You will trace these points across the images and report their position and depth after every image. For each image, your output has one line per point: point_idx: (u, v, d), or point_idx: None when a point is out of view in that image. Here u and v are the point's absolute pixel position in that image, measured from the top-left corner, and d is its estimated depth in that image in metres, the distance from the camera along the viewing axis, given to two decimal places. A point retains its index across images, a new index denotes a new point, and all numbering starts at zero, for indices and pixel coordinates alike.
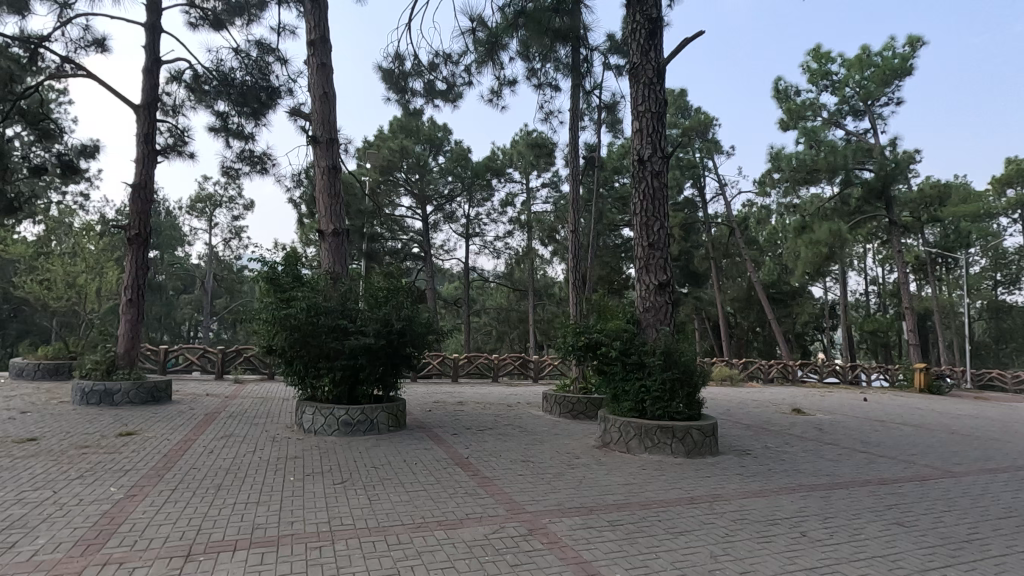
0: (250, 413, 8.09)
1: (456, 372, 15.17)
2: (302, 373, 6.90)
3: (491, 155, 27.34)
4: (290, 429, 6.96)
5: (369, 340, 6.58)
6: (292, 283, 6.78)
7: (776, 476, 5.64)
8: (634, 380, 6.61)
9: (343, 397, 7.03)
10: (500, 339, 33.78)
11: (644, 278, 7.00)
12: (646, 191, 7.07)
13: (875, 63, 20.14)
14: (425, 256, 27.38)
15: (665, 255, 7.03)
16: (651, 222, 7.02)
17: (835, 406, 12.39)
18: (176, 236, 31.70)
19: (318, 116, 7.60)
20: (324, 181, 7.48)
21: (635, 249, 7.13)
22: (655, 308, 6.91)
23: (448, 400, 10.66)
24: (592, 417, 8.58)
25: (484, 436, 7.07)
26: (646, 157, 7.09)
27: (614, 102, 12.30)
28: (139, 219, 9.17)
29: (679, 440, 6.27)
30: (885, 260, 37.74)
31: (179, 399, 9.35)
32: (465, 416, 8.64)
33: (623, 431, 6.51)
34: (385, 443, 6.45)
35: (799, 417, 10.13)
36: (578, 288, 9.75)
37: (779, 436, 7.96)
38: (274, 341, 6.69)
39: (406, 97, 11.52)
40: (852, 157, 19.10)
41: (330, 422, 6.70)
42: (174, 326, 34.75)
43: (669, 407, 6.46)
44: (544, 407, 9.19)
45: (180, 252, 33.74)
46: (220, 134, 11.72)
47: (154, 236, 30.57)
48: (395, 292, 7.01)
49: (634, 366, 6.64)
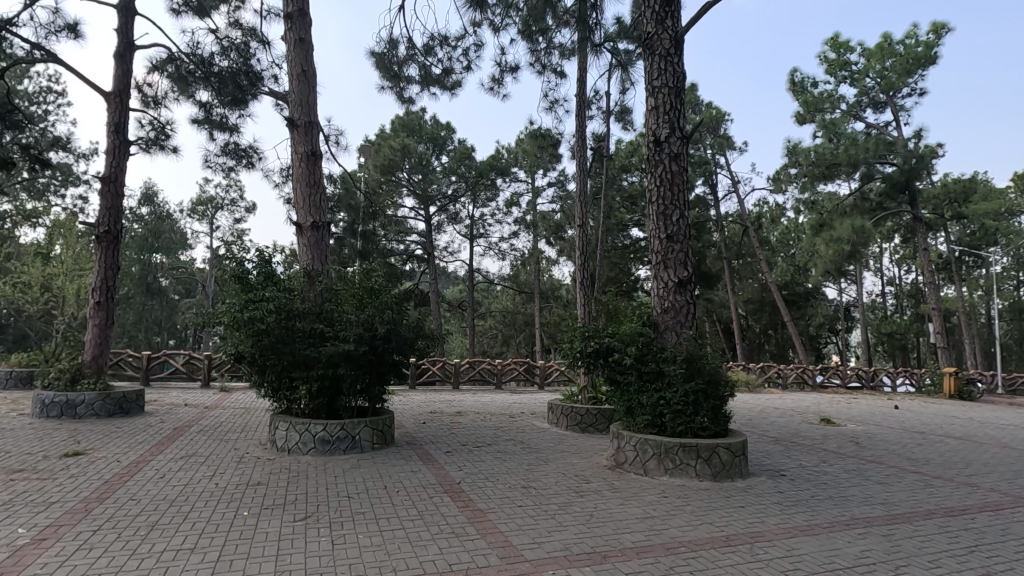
0: (223, 427, 7.30)
1: (457, 379, 14.39)
2: (275, 384, 6.11)
3: (496, 154, 26.58)
4: (261, 448, 6.16)
5: (348, 347, 5.77)
6: (261, 282, 5.94)
7: (821, 507, 4.79)
8: (652, 392, 5.77)
9: (322, 412, 6.24)
10: (506, 343, 32.94)
11: (662, 275, 6.16)
12: (663, 176, 6.24)
13: (897, 51, 19.21)
14: (428, 257, 26.63)
15: (685, 248, 6.19)
16: (668, 212, 6.20)
17: (865, 414, 11.47)
18: (176, 239, 31.17)
19: (296, 97, 6.86)
20: (303, 169, 6.74)
21: (649, 242, 6.31)
22: (674, 309, 6.06)
23: (445, 410, 9.85)
24: (602, 431, 7.75)
25: (481, 454, 6.26)
26: (663, 138, 6.27)
27: (623, 89, 11.47)
28: (108, 215, 8.46)
29: (704, 461, 5.42)
30: (902, 259, 36.57)
31: (152, 410, 8.59)
32: (462, 429, 7.82)
33: (640, 450, 5.67)
34: (367, 464, 5.66)
35: (830, 428, 9.23)
36: (587, 288, 8.93)
37: (814, 453, 7.07)
38: (241, 348, 5.88)
39: (401, 85, 10.78)
40: (874, 150, 18.17)
41: (305, 440, 5.91)
42: (175, 331, 34.18)
43: (692, 422, 5.61)
44: (549, 419, 8.37)
45: (181, 255, 33.19)
46: (204, 126, 11.03)
47: (153, 239, 30.01)
48: (381, 291, 6.22)
49: (651, 375, 5.82)
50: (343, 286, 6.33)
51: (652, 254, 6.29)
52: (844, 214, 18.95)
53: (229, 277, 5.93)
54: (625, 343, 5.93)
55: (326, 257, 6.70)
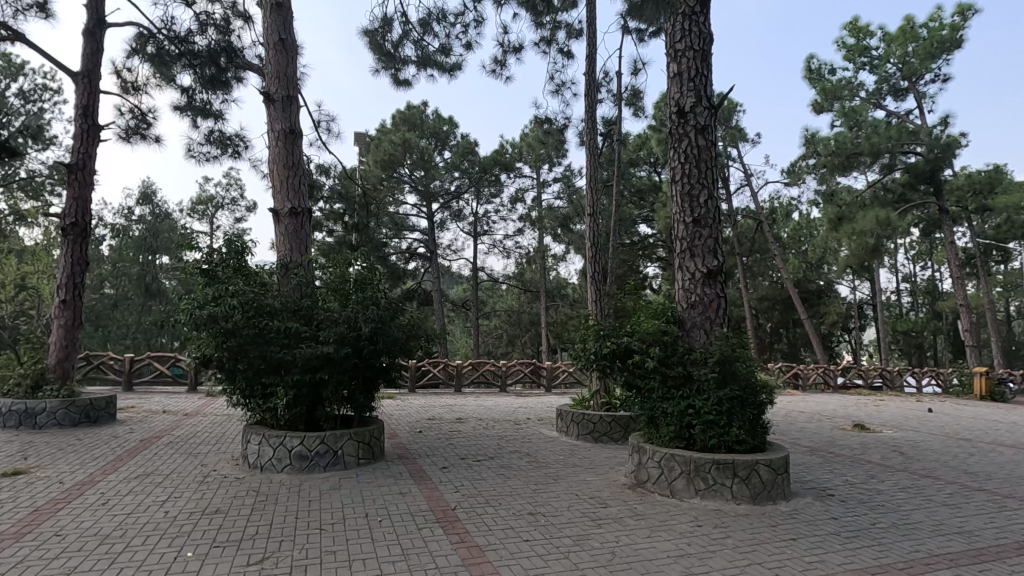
0: (196, 439, 6.56)
1: (460, 382, 13.63)
2: (247, 392, 5.37)
3: (499, 148, 25.84)
4: (231, 464, 5.42)
5: (327, 349, 5.03)
6: (229, 275, 5.21)
7: (889, 539, 3.98)
8: (678, 399, 4.99)
9: (300, 423, 5.49)
10: (511, 343, 32.17)
11: (688, 265, 5.38)
12: (688, 152, 5.46)
13: (920, 35, 18.30)
14: (431, 256, 25.87)
15: (715, 233, 5.39)
16: (694, 192, 5.41)
17: (900, 419, 10.59)
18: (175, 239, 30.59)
19: (273, 68, 6.12)
20: (280, 149, 6.00)
21: (673, 226, 5.54)
22: (703, 303, 5.27)
23: (446, 417, 9.07)
24: (618, 440, 6.98)
25: (483, 471, 5.50)
26: (688, 108, 5.48)
27: (636, 70, 10.68)
28: (76, 206, 7.77)
29: (742, 481, 4.63)
30: (918, 255, 35.53)
31: (124, 419, 7.87)
32: (462, 440, 7.04)
33: (666, 467, 4.88)
34: (350, 484, 4.91)
35: (867, 436, 8.39)
36: (598, 281, 8.13)
37: (859, 467, 6.25)
38: (205, 351, 5.13)
39: (397, 67, 10.05)
40: (898, 139, 17.25)
41: (280, 455, 5.16)
42: None
43: (726, 435, 4.80)
44: (558, 426, 7.60)
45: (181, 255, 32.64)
46: (187, 114, 10.32)
47: (152, 238, 29.45)
48: (368, 284, 5.48)
49: (678, 380, 5.04)
50: (327, 280, 5.61)
51: (675, 240, 5.51)
52: (865, 206, 18.09)
53: (193, 269, 5.19)
54: (647, 343, 5.14)
55: (309, 248, 5.97)
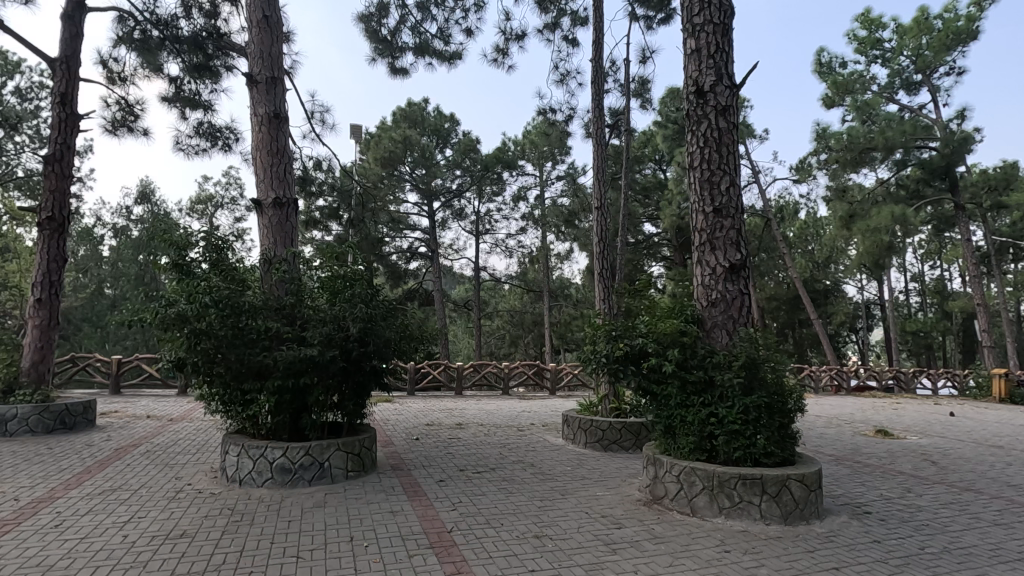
0: (175, 448, 6.09)
1: (461, 384, 13.16)
2: (225, 398, 4.91)
3: (501, 146, 25.40)
4: (208, 478, 4.95)
5: (312, 352, 4.57)
6: (205, 270, 4.75)
7: (944, 568, 3.49)
8: (699, 407, 4.51)
9: (284, 432, 5.03)
10: (514, 344, 31.69)
11: (709, 259, 4.91)
12: (708, 134, 4.98)
13: (934, 27, 17.79)
14: (432, 255, 25.42)
15: (738, 223, 4.91)
16: (714, 178, 4.93)
17: (922, 423, 10.08)
18: None
19: (255, 48, 5.66)
20: (263, 134, 5.55)
21: (691, 216, 5.06)
22: (726, 300, 4.79)
23: (445, 422, 8.60)
24: (628, 449, 6.51)
25: (483, 485, 5.02)
26: (708, 87, 4.99)
27: (644, 58, 10.23)
28: (53, 199, 7.33)
29: (772, 499, 4.15)
30: (927, 254, 34.94)
31: (104, 425, 7.41)
32: (461, 448, 6.58)
33: (685, 482, 4.40)
34: (336, 501, 4.44)
35: (892, 443, 7.90)
36: (607, 278, 7.66)
37: (892, 479, 5.76)
38: (178, 354, 4.67)
39: (394, 54, 9.59)
40: (913, 134, 16.73)
41: (260, 468, 4.71)
42: None
43: (752, 447, 4.32)
44: (564, 434, 7.12)
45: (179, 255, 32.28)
46: (175, 105, 9.87)
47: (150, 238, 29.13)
48: (358, 281, 5.02)
49: (698, 385, 4.57)
50: (314, 275, 5.15)
51: (694, 231, 5.04)
52: (877, 203, 17.57)
53: (167, 264, 4.73)
54: (665, 344, 4.66)
55: (295, 241, 5.52)
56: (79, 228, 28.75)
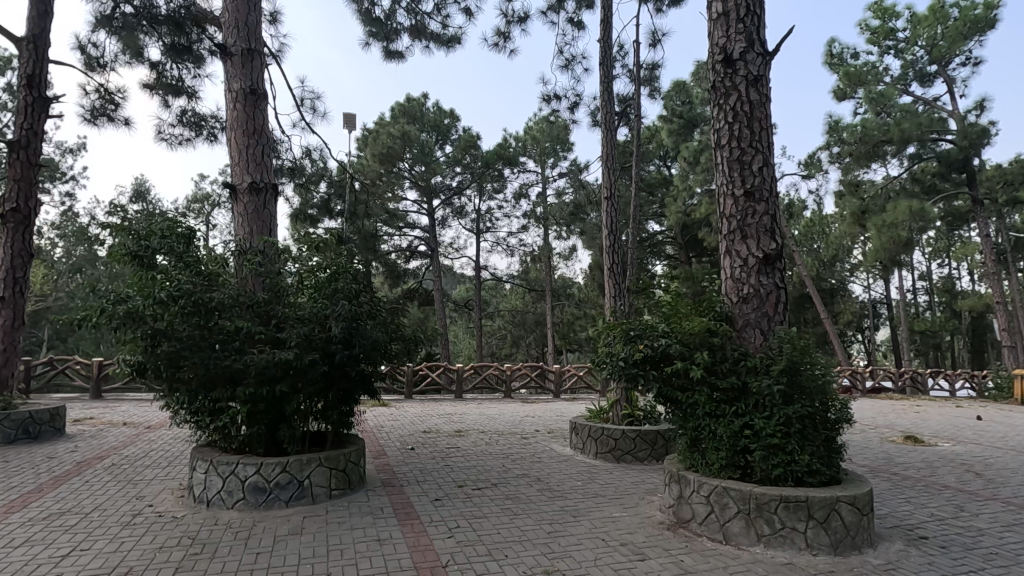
0: (144, 462, 5.51)
1: (461, 387, 12.60)
2: (193, 406, 4.33)
3: (503, 142, 24.85)
4: (174, 497, 4.38)
5: (288, 354, 3.99)
6: (167, 260, 4.15)
7: None
8: (731, 417, 3.93)
9: (260, 446, 4.46)
10: (515, 345, 31.12)
11: (739, 249, 4.32)
12: (737, 107, 4.40)
13: (950, 16, 17.20)
14: (432, 254, 24.85)
15: (772, 209, 4.33)
16: (745, 158, 4.34)
17: (950, 428, 9.50)
18: None
19: (231, 15, 5.11)
20: (238, 110, 4.98)
21: (717, 201, 4.49)
22: (760, 296, 4.22)
23: (443, 428, 8.03)
24: (642, 459, 5.96)
25: (484, 505, 4.45)
26: (737, 55, 4.42)
27: (654, 41, 9.65)
28: (17, 188, 6.78)
29: (819, 525, 3.57)
30: (936, 252, 34.34)
31: (73, 434, 6.85)
32: (460, 459, 6.00)
33: (717, 504, 3.83)
34: (315, 527, 3.86)
35: (925, 451, 7.32)
36: (617, 273, 7.11)
37: (939, 494, 5.19)
38: (136, 356, 4.08)
39: (388, 37, 9.06)
40: (930, 126, 16.11)
41: (231, 487, 4.14)
42: None
43: (795, 464, 3.73)
44: (572, 443, 6.55)
45: None
46: (157, 92, 9.30)
47: None
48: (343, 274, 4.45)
49: (730, 393, 3.98)
50: (294, 269, 4.58)
51: (721, 216, 4.48)
52: (891, 198, 17.02)
53: (125, 257, 4.13)
54: (693, 346, 4.08)
55: (276, 231, 4.96)
56: (73, 227, 28.19)
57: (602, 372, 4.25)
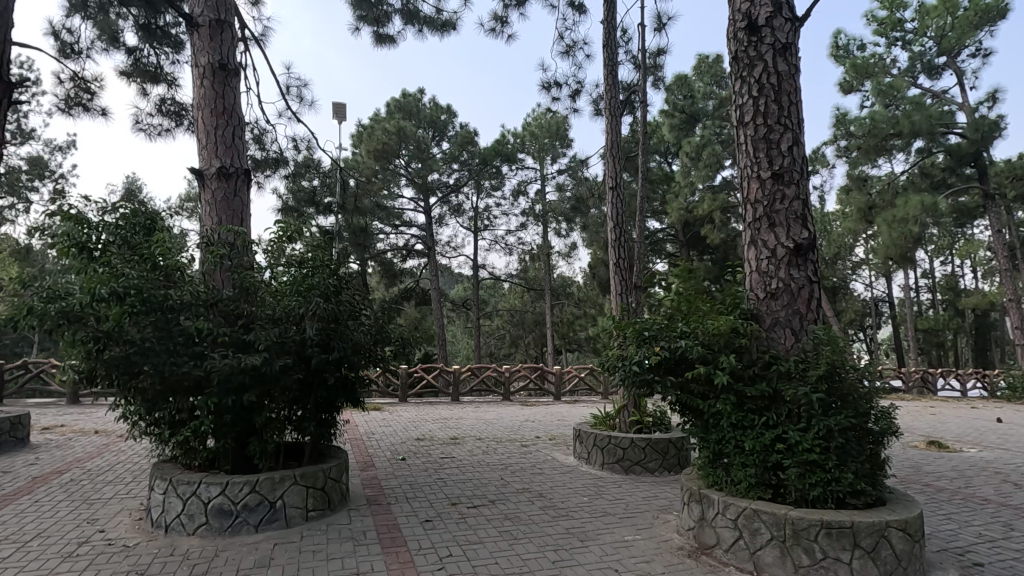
0: (106, 477, 5.00)
1: (458, 390, 12.11)
2: (150, 419, 3.82)
3: (501, 138, 24.39)
4: (130, 521, 3.88)
5: (255, 360, 3.49)
6: (118, 253, 3.63)
7: None
8: (761, 429, 3.45)
9: (228, 462, 3.96)
10: (514, 345, 30.66)
11: (766, 238, 3.83)
12: (763, 79, 3.90)
13: (960, 6, 16.75)
14: (429, 252, 24.35)
15: (803, 194, 3.84)
16: (773, 137, 3.85)
17: (972, 431, 9.03)
18: None
19: None
20: (205, 88, 4.48)
21: (740, 185, 3.99)
22: (791, 291, 3.74)
23: (438, 435, 7.53)
24: (653, 470, 5.49)
25: (480, 528, 3.96)
26: (762, 21, 3.93)
27: (659, 26, 9.16)
28: None
29: (867, 555, 3.09)
30: (939, 250, 33.97)
31: (36, 444, 6.33)
32: (455, 472, 5.51)
33: (747, 528, 3.35)
34: (287, 556, 3.38)
35: (952, 458, 6.86)
36: (624, 271, 6.62)
37: (981, 510, 4.71)
38: (82, 363, 3.56)
39: (379, 21, 8.56)
40: (940, 118, 15.65)
41: (193, 510, 3.64)
42: None
43: (837, 483, 3.25)
44: (577, 452, 6.06)
45: None
46: (134, 80, 8.78)
47: None
48: (322, 268, 3.97)
49: (759, 402, 3.50)
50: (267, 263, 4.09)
51: (744, 201, 4.00)
52: (899, 193, 16.57)
53: (70, 250, 3.61)
54: (718, 350, 3.60)
55: (250, 223, 4.47)
56: None
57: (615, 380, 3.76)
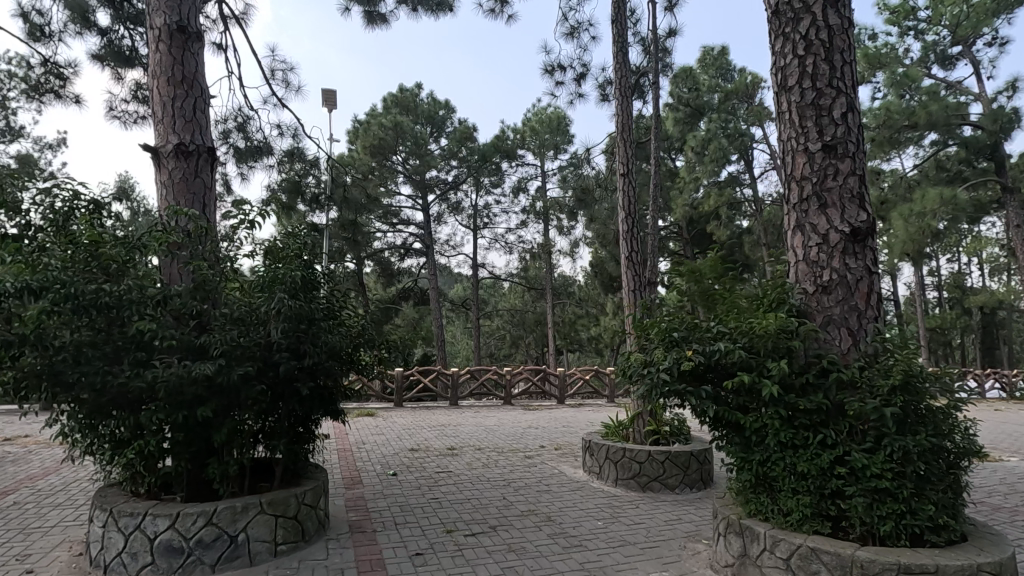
0: (54, 500, 4.40)
1: (456, 394, 11.51)
2: (89, 438, 3.22)
3: (500, 134, 23.82)
4: (66, 560, 3.29)
5: (209, 369, 2.90)
6: (49, 244, 3.04)
7: None
8: (818, 450, 2.86)
9: (185, 487, 3.37)
10: (514, 345, 30.05)
11: (817, 222, 3.25)
12: (810, 34, 3.31)
13: None
14: (427, 251, 23.74)
15: (859, 169, 3.25)
16: (823, 102, 3.27)
17: (1008, 438, 8.41)
18: None
19: None
20: (161, 52, 3.89)
21: (784, 161, 3.41)
22: (847, 283, 3.15)
23: (434, 445, 6.94)
24: (673, 486, 4.92)
25: (478, 565, 3.36)
26: None
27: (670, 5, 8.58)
28: None
29: None
30: (946, 249, 33.40)
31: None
32: (451, 490, 4.92)
33: (802, 570, 2.77)
34: None
35: (999, 469, 6.26)
36: (637, 265, 6.00)
37: None
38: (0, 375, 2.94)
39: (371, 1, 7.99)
40: (957, 109, 15.04)
41: (138, 548, 3.05)
42: None
43: (914, 516, 2.67)
44: (587, 465, 5.48)
45: None
46: (108, 64, 8.20)
47: None
48: (292, 260, 3.39)
49: (815, 417, 2.92)
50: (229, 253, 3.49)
51: (788, 179, 3.42)
52: (913, 187, 15.97)
53: None
54: (763, 355, 3.00)
55: (214, 207, 3.88)
56: None
57: (639, 391, 3.16)
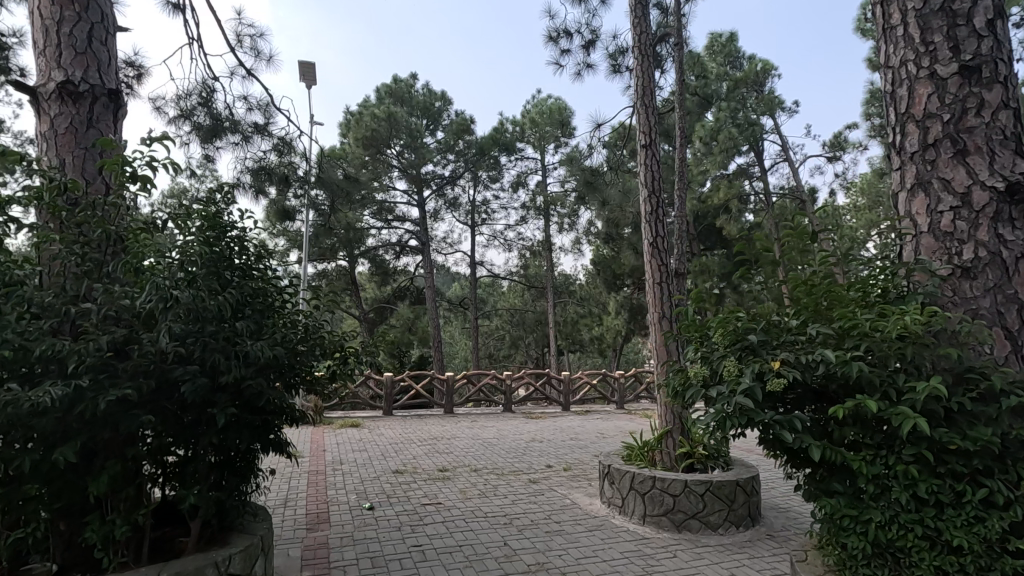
0: None
1: (451, 401, 10.50)
2: None
3: (499, 126, 22.83)
4: None
5: (56, 394, 1.91)
6: None
7: None
8: (978, 513, 1.91)
9: (59, 553, 2.40)
10: (514, 346, 29.07)
11: (952, 175, 2.28)
12: None
13: None
14: (423, 248, 22.71)
15: (1014, 98, 2.25)
16: (958, 5, 2.30)
17: None
18: None
19: None
20: None
21: (899, 92, 2.45)
22: (1002, 263, 2.18)
23: (421, 466, 5.93)
24: (716, 525, 3.95)
25: None
26: None
27: None
28: None
29: None
30: None
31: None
32: (437, 531, 3.94)
33: None
34: None
35: None
36: (663, 253, 5.00)
37: None
38: None
39: None
40: None
41: None
42: None
43: None
44: (606, 494, 4.51)
45: None
46: None
47: None
48: (200, 234, 2.39)
49: (973, 462, 1.95)
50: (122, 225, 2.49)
51: (901, 121, 2.46)
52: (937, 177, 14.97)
53: None
54: (890, 369, 2.03)
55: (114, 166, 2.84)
56: None
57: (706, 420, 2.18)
